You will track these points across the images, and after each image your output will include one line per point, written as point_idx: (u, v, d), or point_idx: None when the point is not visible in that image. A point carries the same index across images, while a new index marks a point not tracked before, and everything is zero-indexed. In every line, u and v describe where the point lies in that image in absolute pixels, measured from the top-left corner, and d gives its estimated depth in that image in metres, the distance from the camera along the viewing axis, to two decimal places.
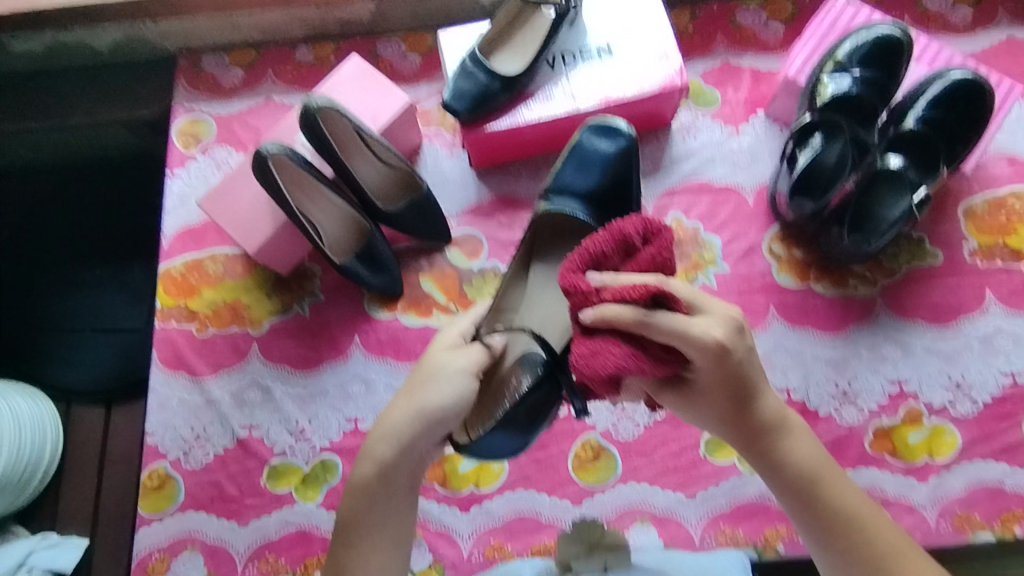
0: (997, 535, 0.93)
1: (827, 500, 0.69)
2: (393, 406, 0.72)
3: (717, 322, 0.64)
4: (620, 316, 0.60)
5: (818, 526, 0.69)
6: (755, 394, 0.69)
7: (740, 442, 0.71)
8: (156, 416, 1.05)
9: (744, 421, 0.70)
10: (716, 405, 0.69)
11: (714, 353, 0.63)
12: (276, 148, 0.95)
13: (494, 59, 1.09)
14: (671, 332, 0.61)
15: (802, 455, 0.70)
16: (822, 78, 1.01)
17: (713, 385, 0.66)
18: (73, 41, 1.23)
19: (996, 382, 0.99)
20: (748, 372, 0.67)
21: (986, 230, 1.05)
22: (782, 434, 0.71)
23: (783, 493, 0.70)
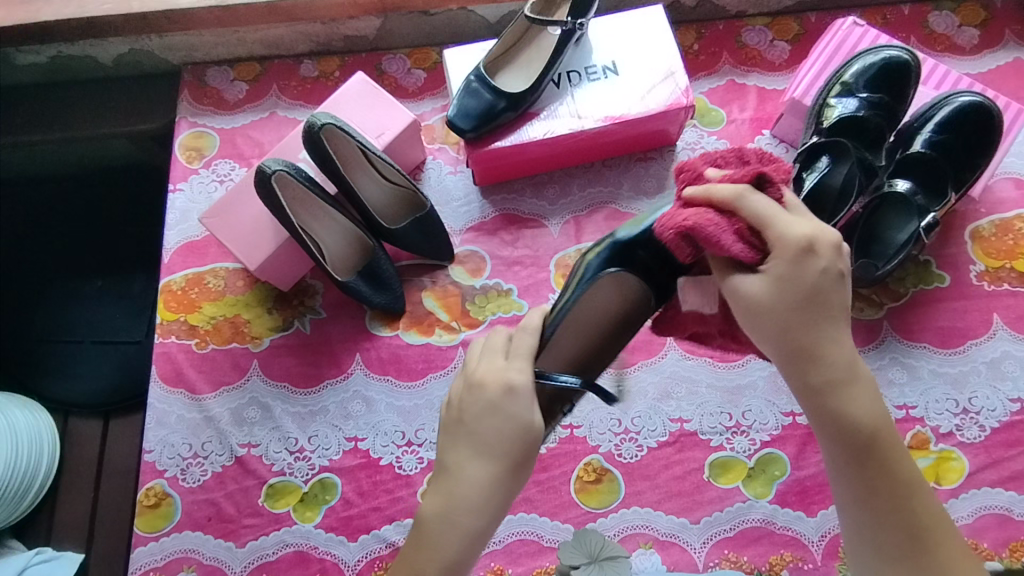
0: (1006, 564, 0.91)
1: (883, 458, 0.64)
2: (477, 487, 0.66)
3: (806, 223, 0.64)
4: (718, 191, 0.65)
5: (865, 484, 0.64)
6: (826, 322, 0.63)
7: (794, 372, 0.65)
8: (154, 434, 1.04)
9: (799, 348, 0.63)
10: (780, 324, 0.63)
11: (800, 246, 0.62)
12: (280, 166, 0.95)
13: (499, 77, 1.08)
14: (762, 206, 0.63)
15: (864, 409, 0.64)
16: (828, 100, 1.02)
17: (780, 291, 0.63)
18: (78, 54, 1.24)
19: (1004, 408, 0.97)
20: (824, 290, 0.63)
21: (993, 254, 1.04)
22: (847, 380, 0.64)
23: (835, 443, 0.65)
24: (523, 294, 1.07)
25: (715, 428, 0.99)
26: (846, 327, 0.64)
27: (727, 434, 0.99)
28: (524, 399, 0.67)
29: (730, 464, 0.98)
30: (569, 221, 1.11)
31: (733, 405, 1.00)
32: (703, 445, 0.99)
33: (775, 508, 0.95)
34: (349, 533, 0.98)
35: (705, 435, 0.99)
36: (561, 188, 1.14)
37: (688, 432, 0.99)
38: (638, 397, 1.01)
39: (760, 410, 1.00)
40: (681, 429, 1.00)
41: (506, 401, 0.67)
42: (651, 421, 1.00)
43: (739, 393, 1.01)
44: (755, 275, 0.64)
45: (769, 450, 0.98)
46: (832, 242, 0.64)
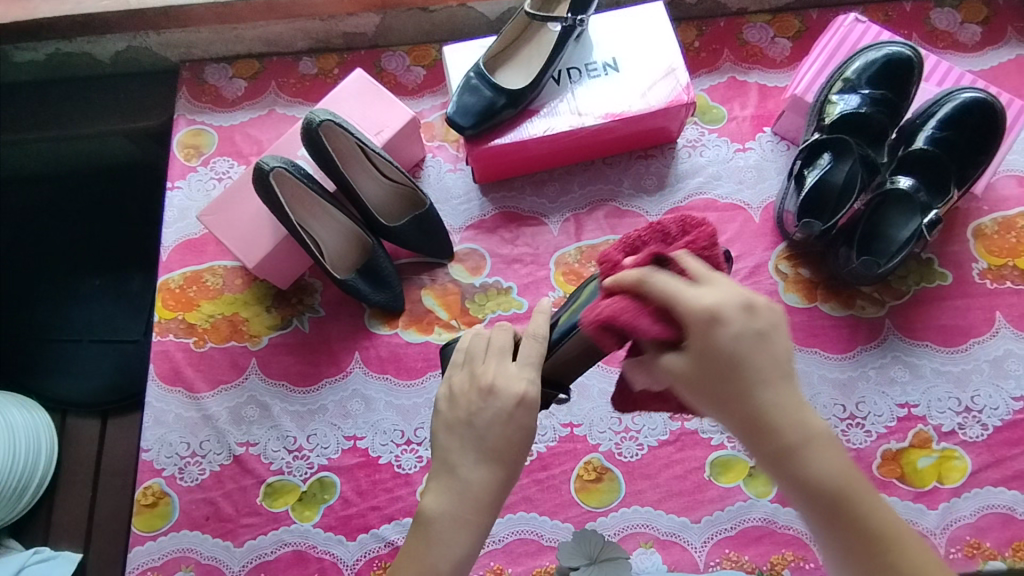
0: (1008, 563, 0.90)
1: (859, 511, 0.56)
2: (481, 493, 0.64)
3: (719, 290, 0.57)
4: (622, 277, 0.59)
5: (843, 541, 0.56)
6: (760, 387, 0.55)
7: (749, 437, 0.57)
8: (152, 433, 1.04)
9: (752, 417, 0.55)
10: (722, 399, 0.56)
11: (700, 320, 0.55)
12: (279, 163, 0.95)
13: (499, 74, 1.08)
14: (665, 286, 0.57)
15: (827, 463, 0.56)
16: (830, 97, 1.01)
17: (709, 360, 0.56)
18: (76, 50, 1.23)
19: (1007, 407, 0.97)
20: (745, 353, 0.55)
21: (996, 251, 1.03)
22: (803, 441, 0.56)
23: (803, 503, 0.57)
24: (523, 292, 1.07)
25: (716, 426, 0.99)
26: (792, 384, 0.56)
27: (729, 433, 0.98)
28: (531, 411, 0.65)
29: (731, 463, 0.97)
30: (570, 218, 1.11)
31: None
32: (704, 444, 0.98)
33: (776, 507, 0.94)
34: (348, 532, 0.97)
35: (707, 433, 0.99)
36: (562, 186, 1.13)
37: (689, 431, 0.99)
38: None
39: None
40: (682, 427, 0.99)
41: (518, 410, 0.65)
42: (651, 420, 0.99)
43: None
44: (679, 351, 0.58)
45: None
46: (741, 303, 0.56)
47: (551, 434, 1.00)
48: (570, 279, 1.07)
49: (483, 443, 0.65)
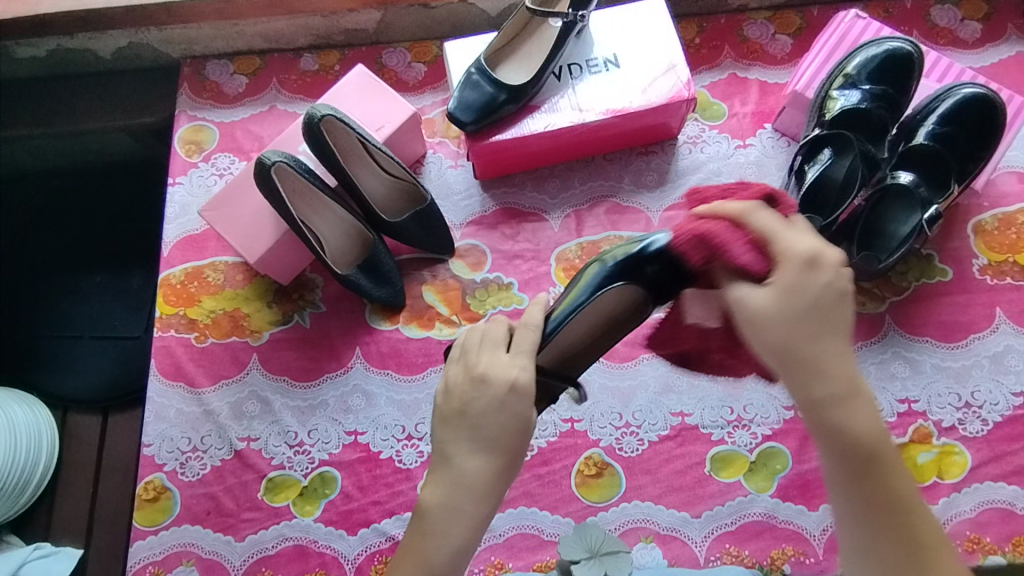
0: (1008, 559, 0.90)
1: (885, 477, 0.56)
2: (478, 480, 0.63)
3: (812, 237, 0.60)
4: (725, 206, 0.63)
5: (863, 498, 0.56)
6: (826, 331, 0.56)
7: (797, 378, 0.57)
8: (153, 428, 1.04)
9: (807, 364, 0.56)
10: (779, 338, 0.56)
11: (798, 257, 0.58)
12: (279, 158, 0.95)
13: (500, 70, 1.08)
14: (766, 223, 0.60)
15: (868, 420, 0.56)
16: (830, 92, 1.02)
17: (788, 296, 0.57)
18: (78, 47, 1.23)
19: (1007, 402, 0.97)
20: (829, 299, 0.57)
21: (996, 247, 1.04)
22: (851, 394, 0.56)
23: (838, 458, 0.56)
24: (524, 288, 1.07)
25: (716, 421, 0.99)
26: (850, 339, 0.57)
27: (729, 428, 0.98)
28: (524, 398, 0.65)
29: (731, 458, 0.97)
30: (570, 215, 1.11)
31: (735, 399, 0.99)
32: (704, 439, 0.98)
33: (776, 502, 0.94)
34: (349, 527, 0.97)
35: (707, 429, 0.99)
36: (562, 182, 1.13)
37: (689, 426, 0.99)
38: (639, 391, 1.01)
39: (761, 404, 0.99)
40: (682, 422, 0.99)
41: (511, 396, 0.65)
42: (651, 415, 1.00)
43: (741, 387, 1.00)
44: (762, 286, 0.58)
45: (770, 445, 0.97)
46: (836, 256, 0.58)
47: (551, 429, 1.00)
48: (570, 275, 1.07)
49: (479, 430, 0.64)
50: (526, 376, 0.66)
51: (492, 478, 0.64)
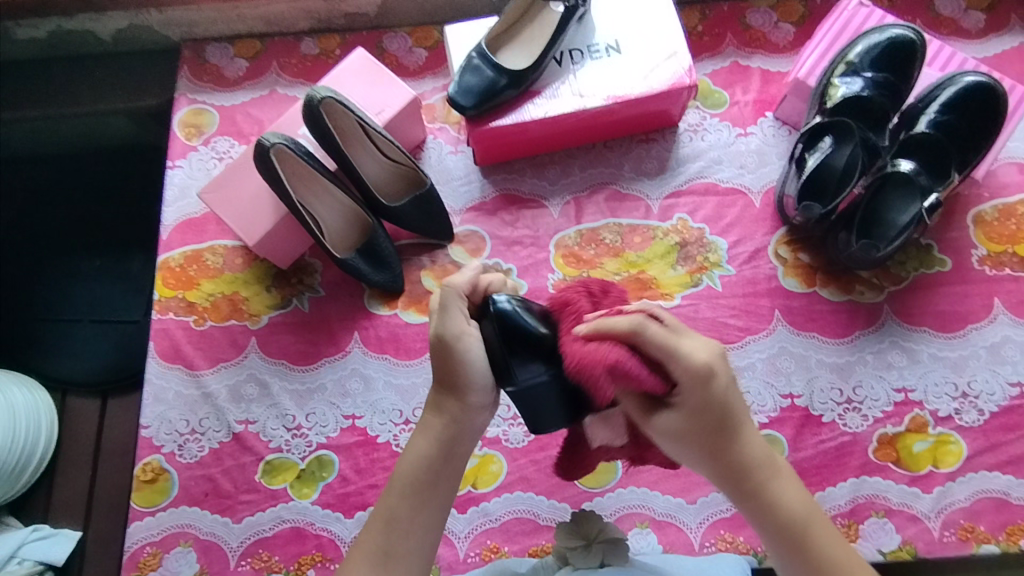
0: (1002, 547, 0.91)
1: (825, 550, 0.63)
2: (437, 420, 0.69)
3: (702, 345, 0.63)
4: (613, 325, 0.60)
5: (808, 572, 0.63)
6: (735, 432, 0.64)
7: (727, 478, 0.65)
8: (151, 410, 1.04)
9: (730, 459, 0.64)
10: (695, 441, 0.64)
11: (699, 375, 0.61)
12: (279, 140, 0.95)
13: (501, 54, 1.07)
14: (661, 338, 0.60)
15: (797, 497, 0.64)
16: (832, 80, 1.01)
17: (707, 405, 0.62)
18: (78, 28, 1.24)
19: (1003, 393, 0.97)
20: (729, 404, 0.63)
21: (996, 238, 1.04)
22: (774, 475, 0.65)
23: (775, 538, 0.64)
24: (523, 274, 1.07)
25: None
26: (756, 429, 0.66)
27: None
28: (440, 344, 0.66)
29: None
30: (570, 201, 1.11)
31: None
32: None
33: None
34: (345, 509, 0.98)
35: None
36: (562, 169, 1.13)
37: None
38: None
39: (759, 392, 0.99)
40: None
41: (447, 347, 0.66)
42: None
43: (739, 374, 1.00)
44: (668, 408, 0.64)
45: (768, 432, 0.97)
46: (716, 353, 0.63)
47: None
48: (569, 261, 1.07)
49: (442, 382, 0.68)
50: (439, 330, 0.66)
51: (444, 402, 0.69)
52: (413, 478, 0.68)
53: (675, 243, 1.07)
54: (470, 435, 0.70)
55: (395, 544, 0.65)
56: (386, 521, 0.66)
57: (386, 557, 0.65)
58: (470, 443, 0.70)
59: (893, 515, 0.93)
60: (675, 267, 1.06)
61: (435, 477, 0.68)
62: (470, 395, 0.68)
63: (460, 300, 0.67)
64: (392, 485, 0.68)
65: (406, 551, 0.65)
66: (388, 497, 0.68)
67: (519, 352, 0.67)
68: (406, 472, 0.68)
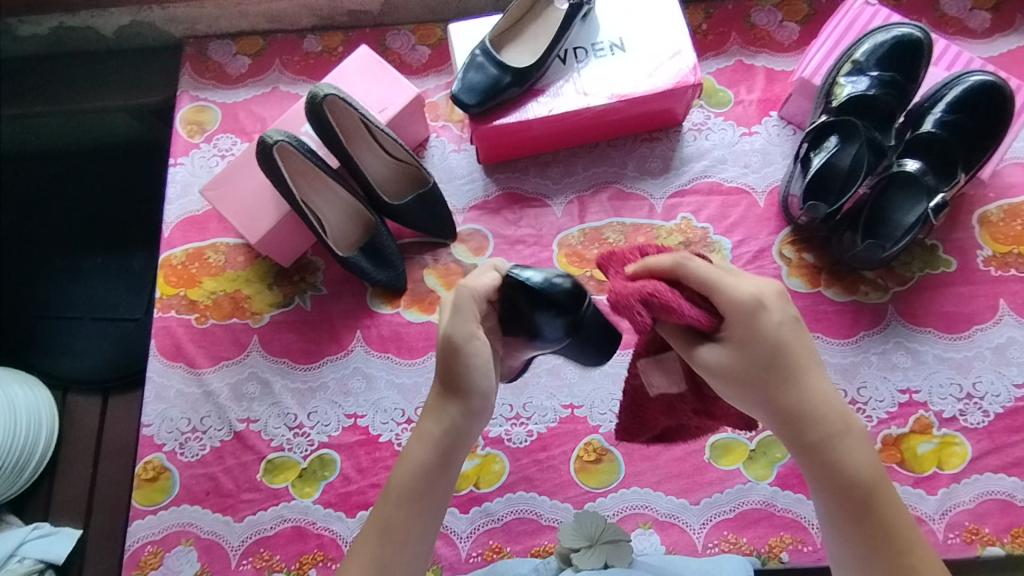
0: (1007, 550, 0.91)
1: (883, 507, 0.61)
2: (434, 428, 0.67)
3: (751, 283, 0.63)
4: (658, 262, 0.63)
5: (861, 528, 0.61)
6: (797, 379, 0.62)
7: (786, 426, 0.63)
8: (153, 408, 1.04)
9: (788, 410, 0.62)
10: (753, 381, 0.62)
11: (745, 306, 0.61)
12: (282, 137, 0.95)
13: (504, 52, 1.07)
14: (704, 271, 0.61)
15: (861, 454, 0.62)
16: (838, 79, 1.01)
17: (767, 344, 0.61)
18: (81, 25, 1.24)
19: (1008, 394, 0.97)
20: (787, 348, 0.62)
21: (1001, 239, 1.03)
22: (842, 429, 0.63)
23: (832, 491, 0.62)
24: None
25: None
26: (824, 380, 0.63)
27: None
28: (448, 343, 0.67)
29: (731, 446, 0.97)
30: (573, 200, 1.10)
31: None
32: None
33: (775, 490, 0.94)
34: (347, 509, 0.97)
35: None
36: (565, 167, 1.12)
37: None
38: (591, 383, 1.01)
39: None
40: None
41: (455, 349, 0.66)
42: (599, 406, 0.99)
43: None
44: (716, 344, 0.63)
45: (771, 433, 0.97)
46: (774, 292, 0.63)
47: (551, 415, 1.00)
48: (572, 260, 1.07)
49: (444, 384, 0.68)
50: (449, 330, 0.67)
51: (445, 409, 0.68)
52: (409, 488, 0.66)
53: (678, 243, 1.06)
54: (469, 440, 0.69)
55: (391, 557, 0.64)
56: (382, 533, 0.65)
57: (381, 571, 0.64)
58: (467, 449, 0.69)
59: None
60: None
61: (431, 486, 0.67)
62: (472, 400, 0.67)
63: (474, 301, 0.67)
64: (389, 493, 0.67)
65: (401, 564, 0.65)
66: (383, 507, 0.67)
67: (544, 311, 0.71)
68: (402, 481, 0.67)
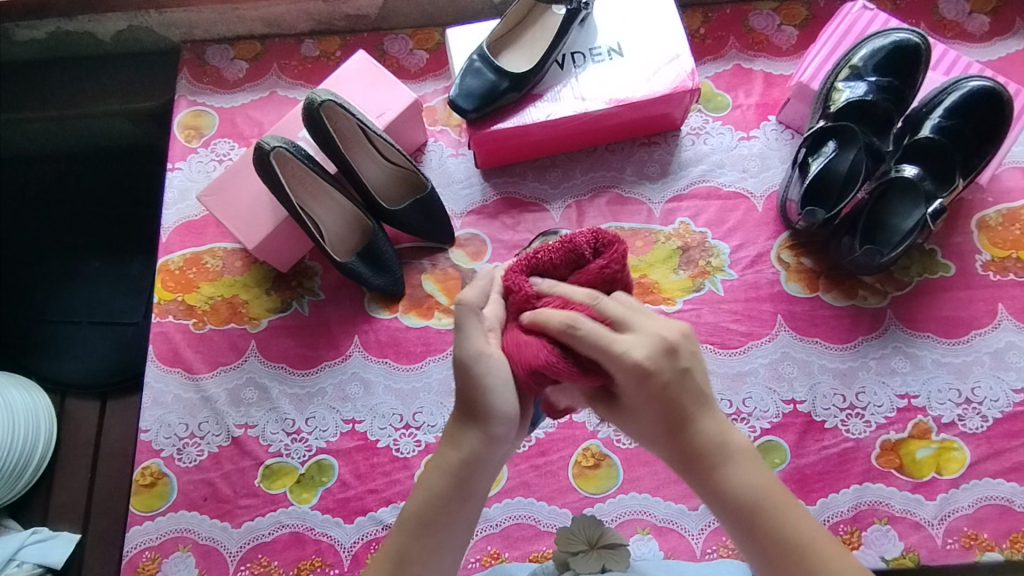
0: (1006, 555, 0.90)
1: (780, 526, 0.61)
2: (455, 456, 0.63)
3: (643, 341, 0.59)
4: (548, 321, 0.59)
5: (764, 552, 0.61)
6: (687, 418, 0.62)
7: (676, 459, 0.64)
8: (151, 413, 1.04)
9: (684, 445, 0.63)
10: (645, 422, 0.63)
11: (629, 375, 0.59)
12: (279, 143, 0.95)
13: (502, 57, 1.07)
14: (593, 337, 0.58)
15: (750, 477, 0.62)
16: (835, 84, 1.01)
17: (647, 398, 0.61)
18: (77, 29, 1.23)
19: (1007, 399, 0.97)
20: (675, 394, 0.61)
21: (999, 243, 1.03)
22: (724, 458, 0.63)
23: (728, 519, 0.63)
24: None
25: None
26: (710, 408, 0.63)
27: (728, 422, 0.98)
28: (459, 368, 0.62)
29: None
30: (571, 205, 1.10)
31: (734, 392, 0.99)
32: None
33: None
34: (345, 515, 0.97)
35: None
36: (564, 172, 1.12)
37: None
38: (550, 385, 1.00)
39: (761, 398, 0.99)
40: None
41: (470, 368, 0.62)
42: None
43: (741, 380, 0.99)
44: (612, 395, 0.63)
45: (769, 438, 0.97)
46: (664, 347, 0.60)
47: (549, 420, 0.99)
48: None
49: (462, 410, 0.64)
50: (458, 352, 0.62)
51: (462, 436, 0.63)
52: (425, 510, 0.63)
53: (677, 247, 1.06)
54: (491, 470, 0.64)
55: None
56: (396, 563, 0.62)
57: None
58: (488, 479, 0.65)
59: (896, 522, 0.92)
60: (677, 271, 1.05)
61: (450, 518, 0.63)
62: (493, 425, 0.63)
63: (473, 315, 0.63)
64: (406, 523, 0.63)
65: None
66: (396, 536, 0.64)
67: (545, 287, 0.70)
68: (417, 510, 0.63)
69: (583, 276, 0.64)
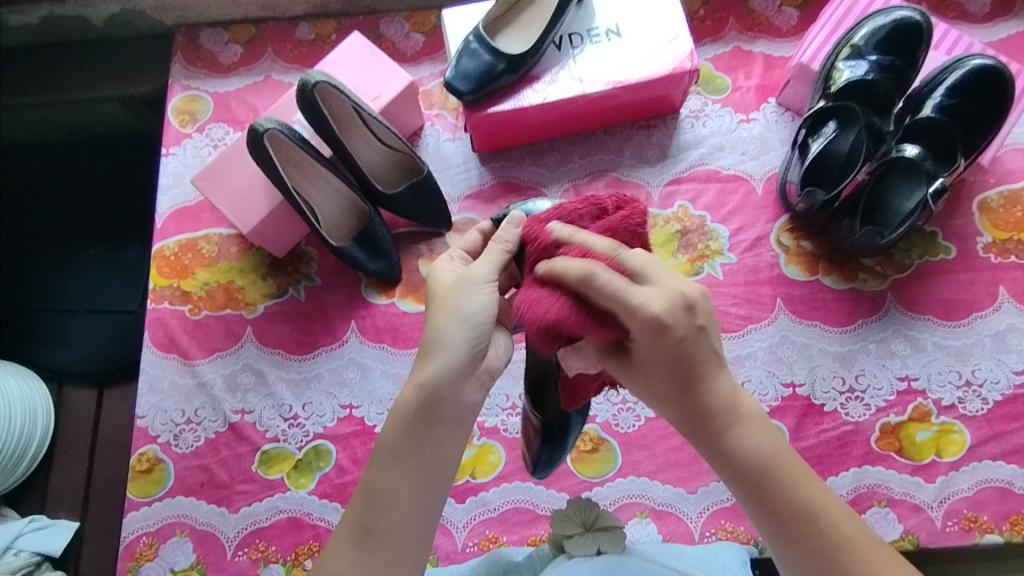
0: (1006, 537, 0.90)
1: (787, 490, 0.57)
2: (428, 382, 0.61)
3: (664, 293, 0.57)
4: (565, 269, 0.57)
5: (773, 514, 0.57)
6: (704, 376, 0.59)
7: (686, 422, 0.60)
8: (147, 400, 1.03)
9: (696, 406, 0.59)
10: (658, 378, 0.59)
11: (647, 326, 0.56)
12: (272, 126, 0.94)
13: (498, 38, 1.05)
14: (614, 286, 0.56)
15: (763, 440, 0.58)
16: (836, 64, 1.00)
17: (663, 350, 0.57)
18: (70, 14, 1.23)
19: (1008, 381, 0.96)
20: (692, 352, 0.58)
21: (1001, 225, 1.02)
22: (739, 419, 0.59)
23: (734, 482, 0.59)
24: None
25: None
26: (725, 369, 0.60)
27: None
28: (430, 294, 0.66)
29: None
30: (569, 189, 1.10)
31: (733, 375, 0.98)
32: None
33: None
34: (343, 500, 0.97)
35: None
36: (561, 156, 1.11)
37: None
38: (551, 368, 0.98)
39: (759, 381, 0.98)
40: None
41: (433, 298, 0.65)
42: None
43: (739, 363, 0.99)
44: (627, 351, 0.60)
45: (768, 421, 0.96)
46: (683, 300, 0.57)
47: None
48: None
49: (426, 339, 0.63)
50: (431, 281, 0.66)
51: (422, 366, 0.62)
52: (398, 437, 0.61)
53: (675, 231, 1.05)
54: (461, 408, 0.62)
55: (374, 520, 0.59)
56: (369, 492, 0.60)
57: (366, 536, 0.59)
58: (460, 411, 0.62)
59: (896, 505, 0.92)
60: (675, 255, 1.04)
61: (420, 446, 0.61)
62: (451, 353, 0.62)
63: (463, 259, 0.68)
64: (378, 456, 0.61)
65: (387, 530, 0.59)
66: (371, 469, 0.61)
67: None
68: (389, 438, 0.61)
69: (605, 225, 0.63)
